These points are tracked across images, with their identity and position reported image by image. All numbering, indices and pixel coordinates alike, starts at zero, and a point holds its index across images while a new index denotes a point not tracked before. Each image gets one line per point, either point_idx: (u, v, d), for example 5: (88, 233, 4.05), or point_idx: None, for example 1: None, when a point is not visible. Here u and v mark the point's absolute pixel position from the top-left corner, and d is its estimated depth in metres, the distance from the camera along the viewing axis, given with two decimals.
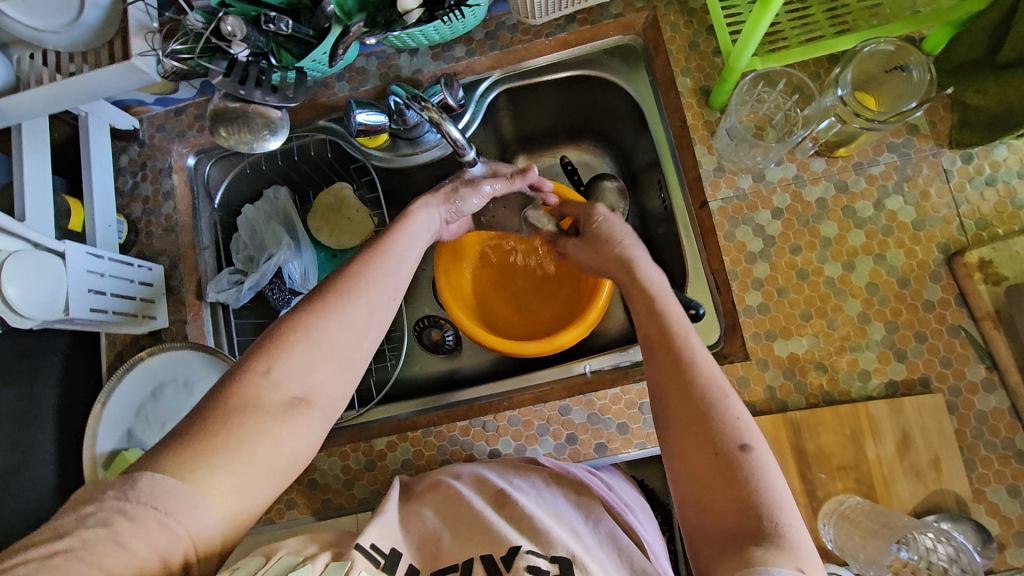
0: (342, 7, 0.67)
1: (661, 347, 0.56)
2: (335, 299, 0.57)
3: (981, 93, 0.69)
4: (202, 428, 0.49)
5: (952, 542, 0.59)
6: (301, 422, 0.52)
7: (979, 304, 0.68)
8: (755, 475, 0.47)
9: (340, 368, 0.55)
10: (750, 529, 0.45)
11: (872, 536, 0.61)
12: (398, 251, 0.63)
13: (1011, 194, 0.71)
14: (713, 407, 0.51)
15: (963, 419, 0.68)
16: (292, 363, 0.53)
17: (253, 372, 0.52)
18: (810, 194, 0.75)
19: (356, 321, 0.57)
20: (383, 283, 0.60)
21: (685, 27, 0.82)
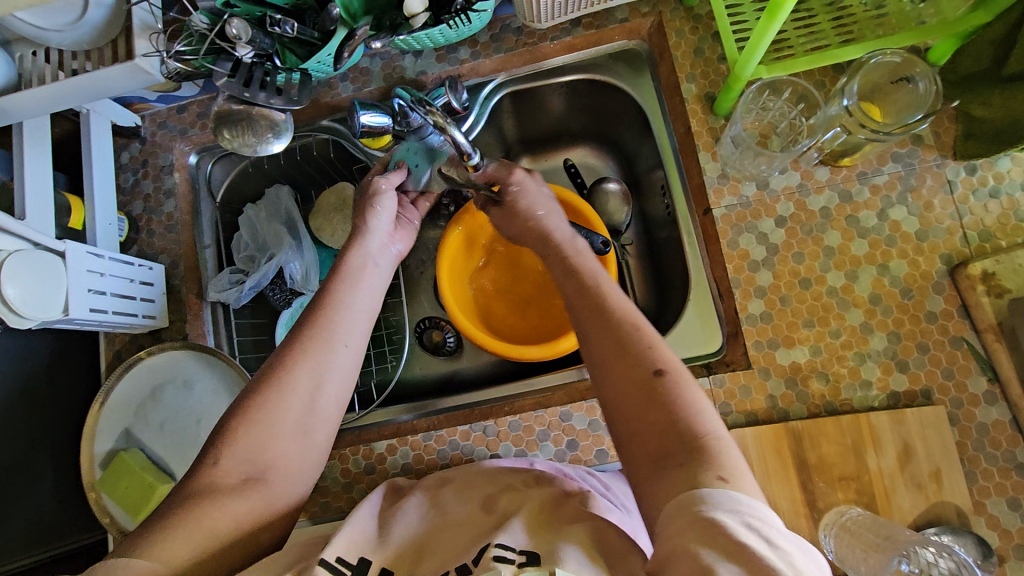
0: (348, 8, 0.68)
1: (579, 298, 0.58)
2: (278, 374, 0.57)
3: (986, 106, 0.69)
4: (163, 516, 0.50)
5: (953, 558, 0.59)
6: (258, 497, 0.52)
7: (981, 316, 0.68)
8: (675, 396, 0.48)
9: (295, 438, 0.55)
10: (676, 448, 0.45)
11: (873, 550, 0.61)
12: (342, 302, 0.63)
13: (1015, 207, 0.71)
14: (630, 340, 0.52)
15: (964, 431, 0.68)
16: (241, 446, 0.53)
17: (205, 463, 0.52)
18: (814, 203, 0.75)
19: (301, 392, 0.56)
20: (331, 346, 0.59)
21: (690, 33, 0.81)
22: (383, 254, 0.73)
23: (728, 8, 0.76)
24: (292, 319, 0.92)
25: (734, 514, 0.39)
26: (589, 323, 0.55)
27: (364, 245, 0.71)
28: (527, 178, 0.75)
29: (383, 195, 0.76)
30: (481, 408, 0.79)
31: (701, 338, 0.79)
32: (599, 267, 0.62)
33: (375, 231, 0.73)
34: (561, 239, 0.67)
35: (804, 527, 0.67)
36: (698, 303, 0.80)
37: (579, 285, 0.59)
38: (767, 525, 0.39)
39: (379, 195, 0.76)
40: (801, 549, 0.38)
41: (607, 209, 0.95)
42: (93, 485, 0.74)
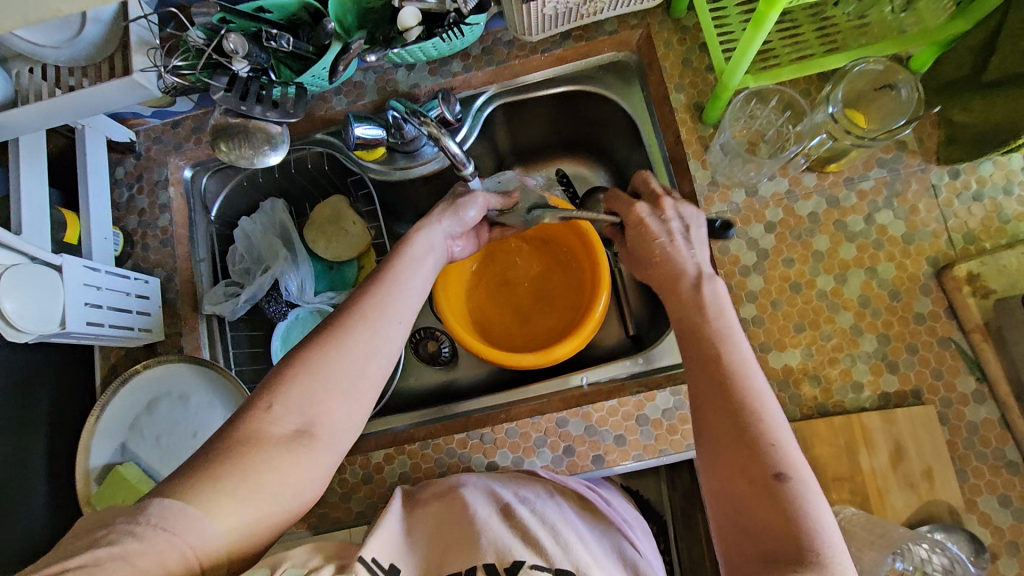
0: (340, 21, 0.68)
1: (706, 365, 0.56)
2: (333, 331, 0.56)
3: (967, 111, 0.70)
4: (210, 459, 0.50)
5: (946, 553, 0.62)
6: (304, 455, 0.52)
7: (968, 316, 0.69)
8: (793, 501, 0.47)
9: (343, 399, 0.55)
10: (786, 553, 0.45)
11: (868, 547, 0.62)
12: (399, 280, 0.62)
13: (998, 209, 0.72)
14: (759, 432, 0.50)
15: (954, 430, 0.69)
16: (293, 397, 0.53)
17: (256, 409, 0.52)
18: (802, 209, 0.76)
19: (354, 352, 0.56)
20: (387, 317, 0.59)
21: (678, 43, 0.83)
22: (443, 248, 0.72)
23: (714, 18, 0.77)
24: (287, 331, 0.93)
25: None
26: (714, 399, 0.53)
27: (425, 231, 0.69)
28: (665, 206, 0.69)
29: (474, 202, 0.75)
30: (477, 416, 0.80)
31: None
32: (737, 322, 0.59)
33: (451, 219, 0.73)
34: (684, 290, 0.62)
35: None
36: None
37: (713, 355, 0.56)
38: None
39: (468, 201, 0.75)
40: None
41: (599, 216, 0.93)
42: (88, 499, 0.74)
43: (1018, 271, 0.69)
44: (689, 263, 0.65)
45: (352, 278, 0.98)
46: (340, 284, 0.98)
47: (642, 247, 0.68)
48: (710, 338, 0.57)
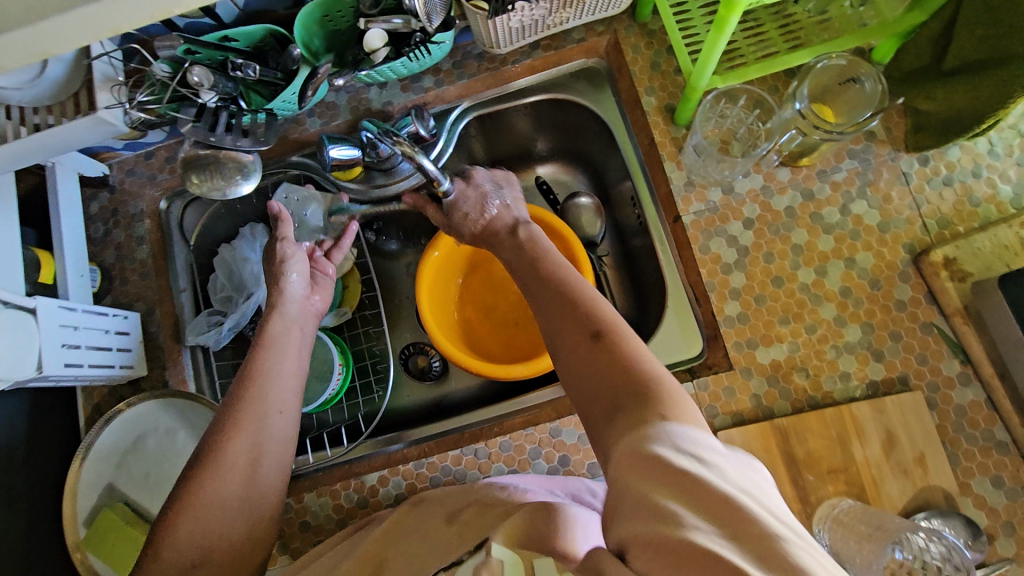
0: (306, 45, 0.69)
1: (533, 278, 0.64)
2: (209, 455, 0.58)
3: (931, 100, 0.70)
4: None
5: (943, 541, 0.61)
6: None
7: (948, 300, 0.70)
8: (618, 348, 0.53)
9: (238, 516, 0.57)
10: (625, 388, 0.50)
11: (866, 540, 0.63)
12: (263, 370, 0.64)
13: (968, 193, 0.74)
14: (577, 305, 0.57)
15: (943, 414, 0.69)
16: (180, 536, 0.55)
17: (148, 559, 0.54)
18: (778, 204, 0.77)
19: (236, 468, 0.58)
20: (263, 418, 0.61)
21: (645, 48, 0.84)
22: (301, 314, 0.74)
23: (678, 21, 0.78)
24: None
25: (700, 458, 0.41)
26: (539, 300, 0.61)
27: (280, 307, 0.72)
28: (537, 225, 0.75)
29: (291, 252, 0.77)
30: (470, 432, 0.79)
31: (681, 342, 0.80)
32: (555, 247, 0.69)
33: (287, 282, 0.75)
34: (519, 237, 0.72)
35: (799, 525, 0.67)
36: (676, 308, 0.81)
37: (542, 274, 0.64)
38: (700, 447, 0.42)
39: (287, 258, 0.76)
40: (736, 460, 0.42)
41: (581, 223, 0.98)
42: (78, 545, 0.72)
43: (992, 253, 0.70)
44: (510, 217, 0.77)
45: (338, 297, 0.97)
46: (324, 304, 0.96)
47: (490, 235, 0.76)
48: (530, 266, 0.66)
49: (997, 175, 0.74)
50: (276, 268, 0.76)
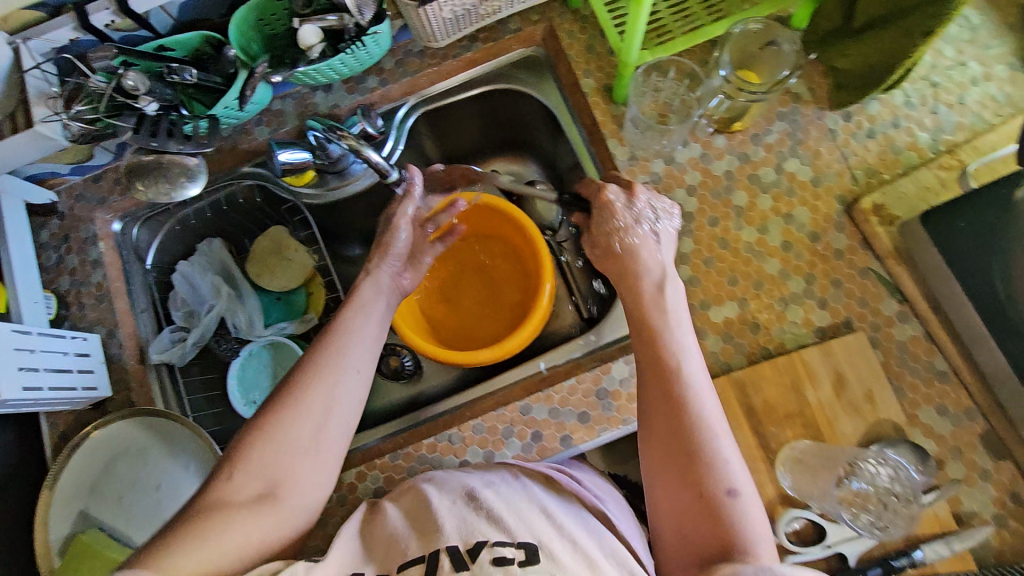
0: (244, 50, 0.70)
1: (660, 382, 0.61)
2: (291, 394, 0.60)
3: (846, 57, 0.76)
4: (175, 527, 0.53)
5: (889, 462, 0.67)
6: (267, 514, 0.56)
7: (880, 244, 0.74)
8: (735, 517, 0.55)
9: (306, 455, 0.58)
10: (722, 552, 0.54)
11: (821, 473, 0.68)
12: (350, 330, 0.65)
13: (890, 142, 0.79)
14: (705, 450, 0.57)
15: (886, 351, 0.73)
16: (252, 464, 0.57)
17: (219, 478, 0.56)
18: (717, 169, 0.81)
19: (313, 413, 0.60)
20: (342, 372, 0.62)
21: (579, 32, 0.87)
22: (391, 285, 0.74)
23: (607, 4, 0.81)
24: (242, 368, 0.92)
25: None
26: (664, 417, 0.59)
27: (372, 279, 0.73)
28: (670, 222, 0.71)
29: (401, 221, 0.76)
30: (444, 418, 0.80)
31: None
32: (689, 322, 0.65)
33: (390, 256, 0.75)
34: (645, 291, 0.66)
35: (763, 471, 0.70)
36: None
37: (678, 366, 0.61)
38: None
39: (397, 227, 0.76)
40: None
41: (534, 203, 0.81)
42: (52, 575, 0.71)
43: (916, 196, 0.76)
44: (653, 263, 0.67)
45: (302, 306, 0.99)
46: (289, 314, 0.98)
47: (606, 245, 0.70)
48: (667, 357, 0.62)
49: (915, 124, 0.79)
50: (384, 233, 0.76)
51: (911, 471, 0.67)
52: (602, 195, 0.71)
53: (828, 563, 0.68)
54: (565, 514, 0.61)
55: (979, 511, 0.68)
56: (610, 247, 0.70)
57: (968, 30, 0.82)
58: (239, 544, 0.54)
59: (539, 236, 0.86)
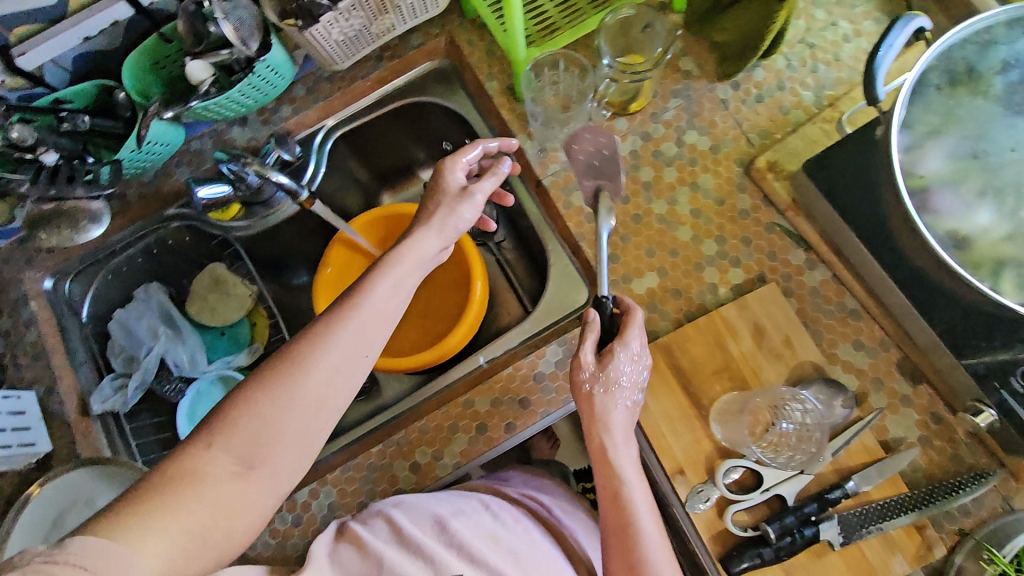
0: (142, 92, 0.72)
1: (619, 541, 0.63)
2: (296, 361, 0.57)
3: (723, 30, 0.81)
4: (144, 488, 0.50)
5: (801, 399, 0.71)
6: (240, 493, 0.53)
7: (779, 198, 0.78)
8: None
9: (297, 438, 0.56)
10: None
11: (733, 418, 0.73)
12: (369, 301, 0.61)
13: (778, 105, 0.84)
14: None
15: (800, 298, 0.77)
16: (235, 438, 0.54)
17: (199, 443, 0.53)
18: (623, 150, 0.84)
19: (311, 392, 0.56)
20: (349, 350, 0.59)
21: (479, 39, 0.91)
22: (427, 260, 0.69)
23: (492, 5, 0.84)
24: (192, 406, 0.93)
25: None
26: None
27: (410, 250, 0.67)
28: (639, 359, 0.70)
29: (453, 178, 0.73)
30: (392, 425, 0.81)
31: (570, 293, 0.85)
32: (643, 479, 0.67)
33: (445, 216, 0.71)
34: (616, 458, 0.66)
35: (698, 428, 0.73)
36: (559, 268, 0.86)
37: (638, 530, 0.62)
38: None
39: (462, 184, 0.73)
40: None
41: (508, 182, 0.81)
42: None
43: (806, 150, 0.80)
44: (616, 421, 0.68)
45: (247, 336, 1.00)
46: (234, 347, 0.99)
47: (579, 395, 0.69)
48: (627, 517, 0.63)
49: (798, 84, 0.84)
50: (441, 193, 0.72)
51: (824, 403, 0.71)
52: (610, 356, 0.68)
53: (771, 506, 0.70)
54: (533, 553, 0.66)
55: (905, 435, 0.72)
56: (578, 383, 0.69)
57: None
58: (205, 522, 0.51)
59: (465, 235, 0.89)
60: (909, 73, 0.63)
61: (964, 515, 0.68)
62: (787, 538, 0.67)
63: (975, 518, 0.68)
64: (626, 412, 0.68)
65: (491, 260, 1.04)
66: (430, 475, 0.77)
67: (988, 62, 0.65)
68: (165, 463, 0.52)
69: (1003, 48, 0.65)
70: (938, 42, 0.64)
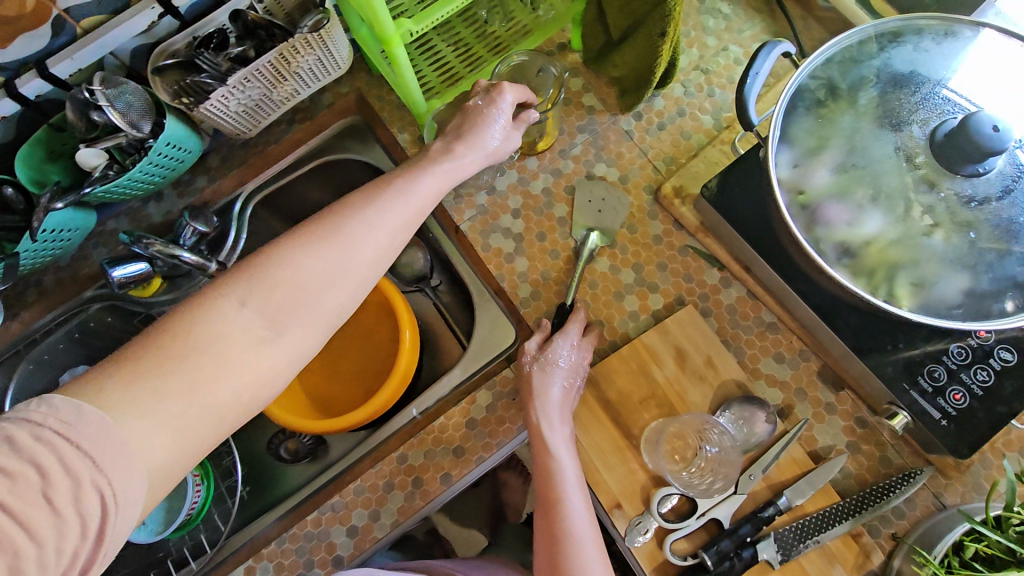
0: (37, 181, 0.71)
1: (546, 510, 0.66)
2: (332, 234, 0.58)
3: (615, 66, 0.83)
4: (168, 338, 0.50)
5: (717, 426, 0.72)
6: (262, 358, 0.54)
7: (688, 221, 0.80)
8: None
9: (324, 310, 0.57)
10: None
11: (654, 446, 0.73)
12: (403, 192, 0.63)
13: (680, 131, 0.86)
14: None
15: (719, 317, 0.78)
16: (265, 303, 0.55)
17: (231, 300, 0.54)
18: (535, 188, 0.86)
19: (342, 269, 0.58)
20: (382, 233, 0.60)
21: (388, 94, 0.92)
22: (461, 171, 0.70)
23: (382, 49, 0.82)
24: None
25: None
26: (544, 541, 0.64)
27: (445, 158, 0.68)
28: (576, 355, 0.75)
29: (501, 104, 0.72)
30: (331, 489, 0.80)
31: (498, 334, 0.85)
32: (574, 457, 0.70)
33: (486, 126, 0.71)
34: (546, 431, 0.69)
35: (631, 460, 0.73)
36: (484, 310, 0.87)
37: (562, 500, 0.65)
38: None
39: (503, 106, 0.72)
40: None
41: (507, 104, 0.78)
42: None
43: (707, 173, 0.82)
44: (549, 398, 0.71)
45: None
46: None
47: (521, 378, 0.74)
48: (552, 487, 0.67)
49: (696, 109, 0.87)
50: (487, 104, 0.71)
51: (744, 425, 0.72)
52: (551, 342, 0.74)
53: (708, 530, 0.70)
54: None
55: (833, 443, 0.73)
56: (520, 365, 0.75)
57: (725, 19, 0.91)
58: (217, 390, 0.51)
59: (391, 286, 0.88)
60: (777, 99, 0.64)
61: (898, 517, 0.69)
62: (726, 563, 0.67)
63: (909, 520, 0.69)
64: (562, 391, 0.73)
65: (430, 305, 1.03)
66: (370, 536, 0.75)
67: (860, 77, 0.67)
68: (185, 315, 0.52)
69: (865, 66, 0.67)
70: (807, 62, 0.65)
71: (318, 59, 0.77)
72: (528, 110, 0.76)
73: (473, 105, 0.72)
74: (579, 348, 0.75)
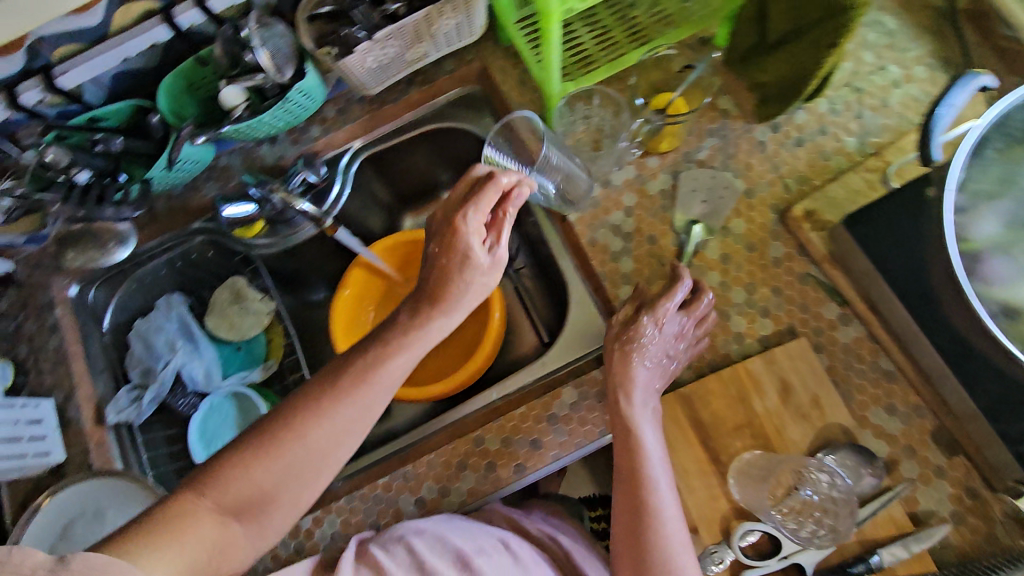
0: (176, 114, 0.73)
1: (629, 482, 0.67)
2: (294, 426, 0.55)
3: (763, 71, 0.77)
4: (133, 528, 0.51)
5: (826, 468, 0.68)
6: (229, 541, 0.54)
7: (815, 249, 0.75)
8: None
9: (287, 498, 0.56)
10: None
11: (754, 484, 0.70)
12: (369, 372, 0.57)
13: (819, 150, 0.81)
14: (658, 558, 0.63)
15: (831, 354, 0.74)
16: (229, 491, 0.54)
17: (196, 490, 0.53)
18: (652, 187, 0.82)
19: (307, 456, 0.55)
20: (344, 423, 0.56)
21: (512, 68, 0.89)
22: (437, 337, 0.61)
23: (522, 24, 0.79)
24: (202, 423, 0.90)
25: None
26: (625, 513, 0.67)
27: (418, 330, 0.59)
28: (667, 325, 0.72)
29: (467, 235, 0.59)
30: (403, 456, 0.81)
31: (590, 332, 0.83)
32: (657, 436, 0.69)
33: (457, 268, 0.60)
34: (634, 406, 0.69)
35: (715, 486, 0.70)
36: (579, 306, 0.85)
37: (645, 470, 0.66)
38: None
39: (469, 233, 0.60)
40: None
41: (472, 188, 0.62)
42: None
43: (846, 200, 0.77)
44: (637, 375, 0.70)
45: (263, 352, 0.98)
46: (251, 362, 0.97)
47: (612, 352, 0.73)
48: (637, 459, 0.67)
49: (841, 129, 0.81)
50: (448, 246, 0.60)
51: (852, 477, 0.68)
52: (653, 309, 0.73)
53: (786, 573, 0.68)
54: None
55: (936, 509, 0.68)
56: (612, 338, 0.74)
57: (885, 34, 0.84)
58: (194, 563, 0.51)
59: None
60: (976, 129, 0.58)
61: None
62: None
63: None
64: (649, 369, 0.71)
65: (510, 287, 1.02)
66: (435, 511, 0.75)
67: None
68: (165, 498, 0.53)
69: None
70: (1004, 101, 0.59)
71: (457, 24, 0.75)
72: (491, 199, 0.60)
73: (430, 253, 0.61)
74: (671, 317, 0.73)
